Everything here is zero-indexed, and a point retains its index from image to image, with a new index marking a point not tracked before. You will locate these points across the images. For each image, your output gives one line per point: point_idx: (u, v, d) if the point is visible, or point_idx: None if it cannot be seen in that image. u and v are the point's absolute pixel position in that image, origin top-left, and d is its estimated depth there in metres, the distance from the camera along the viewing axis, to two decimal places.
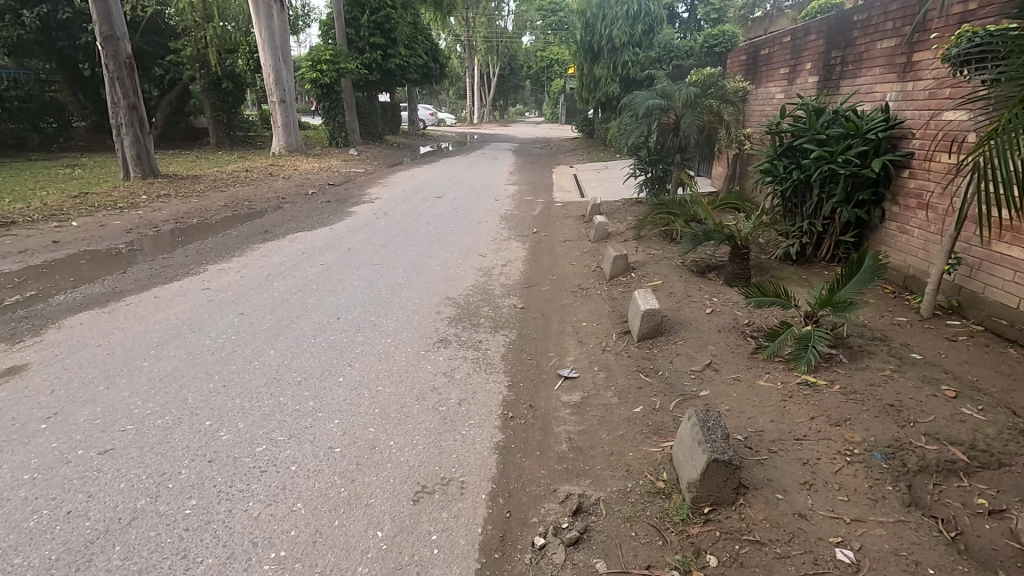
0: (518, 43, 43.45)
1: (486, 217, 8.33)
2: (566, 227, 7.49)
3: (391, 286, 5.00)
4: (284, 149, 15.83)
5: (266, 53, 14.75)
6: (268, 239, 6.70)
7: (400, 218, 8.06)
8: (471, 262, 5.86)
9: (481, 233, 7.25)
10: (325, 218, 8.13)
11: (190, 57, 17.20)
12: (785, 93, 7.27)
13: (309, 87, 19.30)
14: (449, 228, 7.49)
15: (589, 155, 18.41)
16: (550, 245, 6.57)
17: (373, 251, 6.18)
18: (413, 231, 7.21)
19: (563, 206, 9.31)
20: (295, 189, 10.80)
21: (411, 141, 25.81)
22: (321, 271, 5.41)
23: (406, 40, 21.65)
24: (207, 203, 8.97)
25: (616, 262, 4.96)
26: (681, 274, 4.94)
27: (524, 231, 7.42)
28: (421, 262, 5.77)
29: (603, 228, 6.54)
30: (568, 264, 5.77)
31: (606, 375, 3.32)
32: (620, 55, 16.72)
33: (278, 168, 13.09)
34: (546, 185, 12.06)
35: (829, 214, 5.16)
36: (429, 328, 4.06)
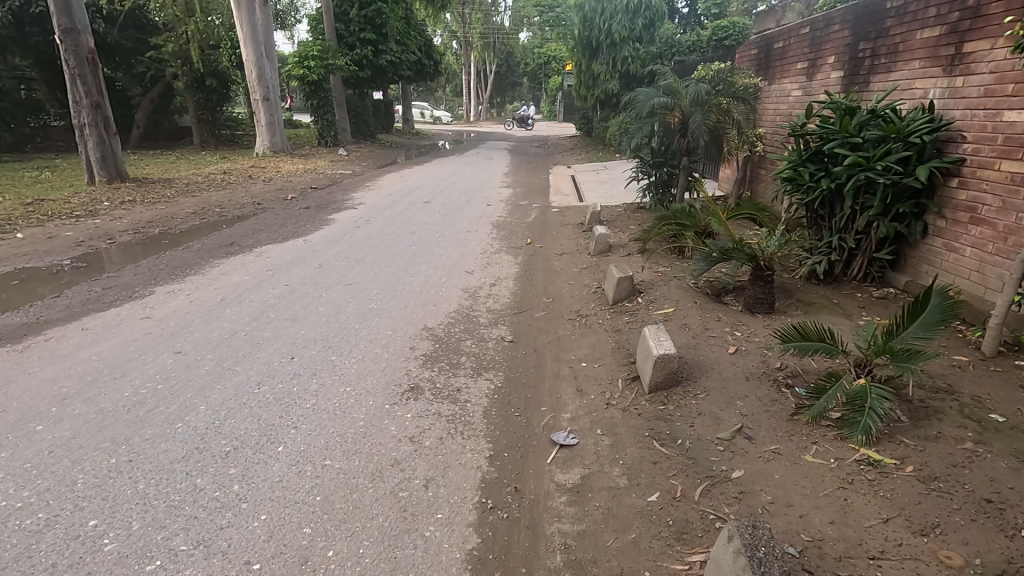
0: (514, 40, 42.75)
1: (476, 225, 7.69)
2: (563, 237, 6.85)
3: (361, 313, 4.34)
4: (268, 149, 15.11)
5: (249, 48, 14.06)
6: (232, 253, 6.05)
7: (382, 227, 7.40)
8: (456, 282, 5.20)
9: (469, 244, 6.60)
10: (301, 227, 7.47)
11: (171, 53, 16.52)
12: (803, 90, 6.63)
13: (297, 85, 18.62)
14: (435, 239, 6.82)
15: (587, 155, 17.77)
16: (544, 260, 5.91)
17: (347, 267, 5.52)
18: (395, 243, 6.55)
19: (560, 213, 8.67)
20: (274, 192, 10.14)
21: (404, 140, 25.12)
22: (284, 294, 4.75)
23: (398, 36, 20.96)
24: (174, 210, 8.30)
25: (619, 285, 4.31)
26: (695, 298, 4.29)
27: (517, 242, 6.78)
28: (399, 281, 5.11)
29: (604, 241, 5.89)
30: (564, 283, 5.12)
31: (610, 441, 2.67)
32: (619, 51, 16.06)
33: (260, 170, 12.43)
34: (542, 187, 11.41)
35: (863, 228, 4.52)
36: (398, 372, 3.40)
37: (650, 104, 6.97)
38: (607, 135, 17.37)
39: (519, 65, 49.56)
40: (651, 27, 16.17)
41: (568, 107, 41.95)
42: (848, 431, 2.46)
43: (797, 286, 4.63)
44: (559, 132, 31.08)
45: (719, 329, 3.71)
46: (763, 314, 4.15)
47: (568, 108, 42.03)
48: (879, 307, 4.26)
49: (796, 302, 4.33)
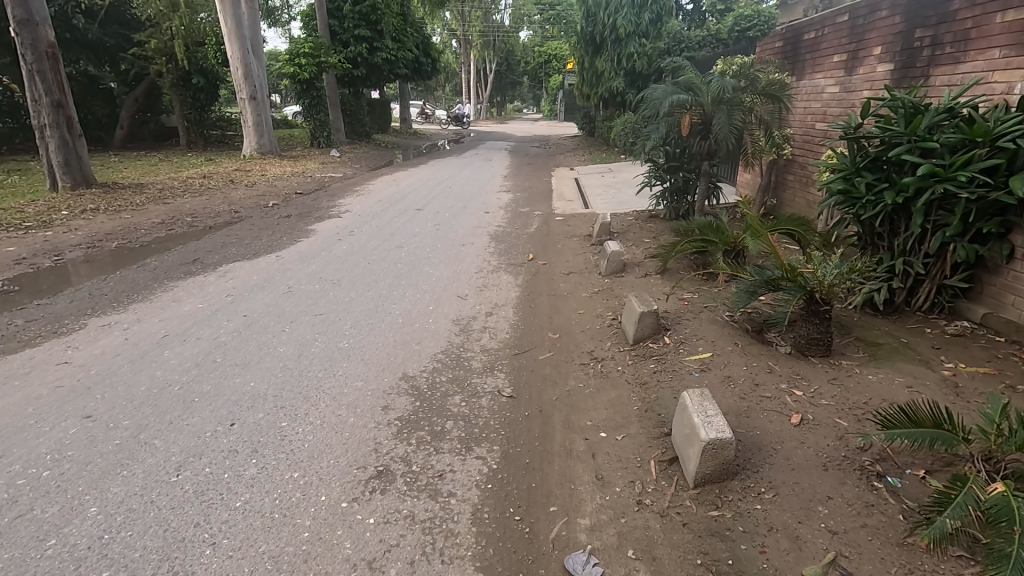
0: (515, 37, 41.95)
1: (472, 237, 6.94)
2: (569, 252, 6.09)
3: (328, 356, 3.58)
4: (256, 151, 14.31)
5: (233, 44, 13.25)
6: (192, 273, 5.29)
7: (366, 240, 6.64)
8: (444, 310, 4.44)
9: (463, 260, 5.85)
10: (277, 239, 6.72)
11: (155, 50, 15.77)
12: (841, 86, 5.85)
13: (288, 83, 17.85)
14: (425, 253, 6.07)
15: (590, 156, 16.99)
16: (549, 282, 5.15)
17: (321, 292, 4.76)
18: (380, 260, 5.79)
19: (564, 222, 7.91)
20: (255, 198, 9.39)
21: (402, 140, 24.33)
22: (239, 328, 3.99)
23: (394, 33, 20.17)
24: (140, 220, 7.53)
25: (642, 322, 3.55)
26: (733, 338, 3.54)
27: (518, 258, 6.02)
28: (378, 311, 4.35)
29: (618, 259, 5.13)
30: (573, 313, 4.36)
31: (649, 572, 1.92)
32: (625, 46, 15.29)
33: (244, 173, 11.68)
34: (544, 192, 10.66)
35: (935, 251, 3.73)
36: (364, 449, 2.65)
37: (667, 101, 6.18)
38: (612, 135, 16.59)
39: (520, 64, 48.72)
40: (658, 21, 15.07)
41: (569, 106, 41.22)
42: (996, 568, 1.67)
43: (852, 320, 3.87)
44: (562, 131, 30.32)
45: (771, 384, 2.95)
46: (819, 359, 3.39)
47: (570, 107, 41.27)
48: (958, 348, 3.48)
49: (854, 341, 3.57)
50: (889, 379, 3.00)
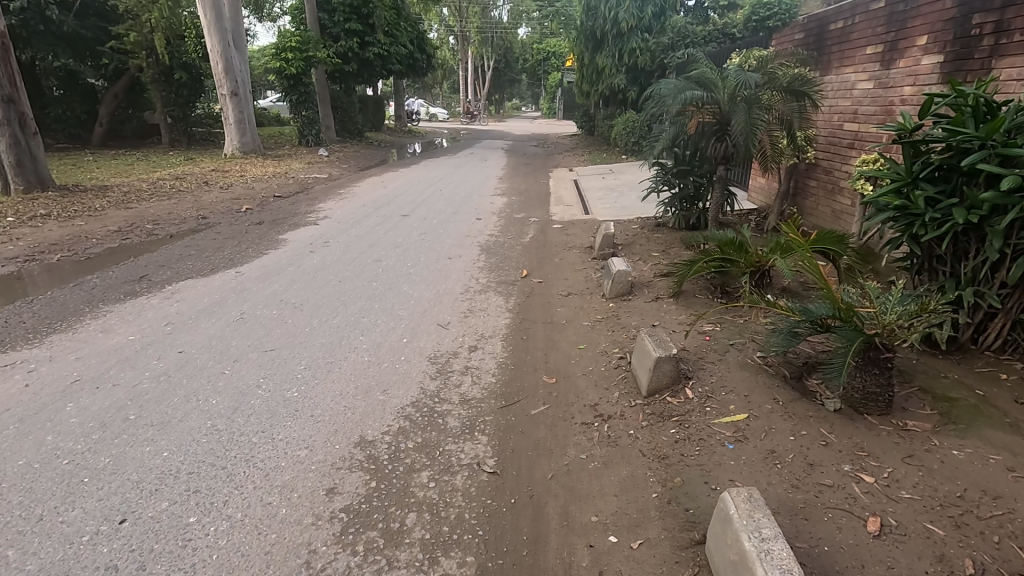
0: (513, 34, 41.19)
1: (459, 248, 6.26)
2: (568, 268, 5.42)
3: (269, 411, 2.90)
4: (238, 151, 13.58)
5: (213, 37, 12.51)
6: (134, 294, 4.59)
7: (341, 251, 5.96)
8: (419, 343, 3.76)
9: (449, 277, 5.17)
10: (242, 250, 6.03)
11: (134, 44, 15.03)
12: (877, 81, 5.17)
13: (275, 79, 17.12)
14: (405, 269, 5.39)
15: (590, 156, 16.34)
16: (544, 306, 4.47)
17: (277, 320, 4.07)
18: (352, 277, 5.11)
19: (562, 230, 7.24)
20: (228, 202, 8.69)
21: (395, 139, 23.61)
22: (167, 370, 3.29)
23: (387, 27, 19.44)
24: (94, 227, 6.81)
25: (658, 369, 2.88)
26: (771, 390, 2.88)
27: (510, 274, 5.35)
28: (341, 345, 3.67)
29: (625, 280, 4.45)
30: (572, 348, 3.70)
31: None
32: (626, 42, 14.61)
33: (221, 174, 10.98)
34: (541, 196, 9.98)
35: (1014, 281, 3.05)
36: (290, 563, 1.97)
37: (678, 98, 5.50)
38: (613, 135, 15.94)
39: (518, 62, 48.03)
40: (660, 16, 14.47)
41: (568, 104, 40.60)
42: None
43: (909, 363, 3.20)
44: (561, 130, 29.62)
45: (829, 464, 2.28)
46: (879, 419, 2.72)
47: (569, 105, 40.61)
48: None
49: (918, 393, 2.90)
50: (979, 455, 2.33)
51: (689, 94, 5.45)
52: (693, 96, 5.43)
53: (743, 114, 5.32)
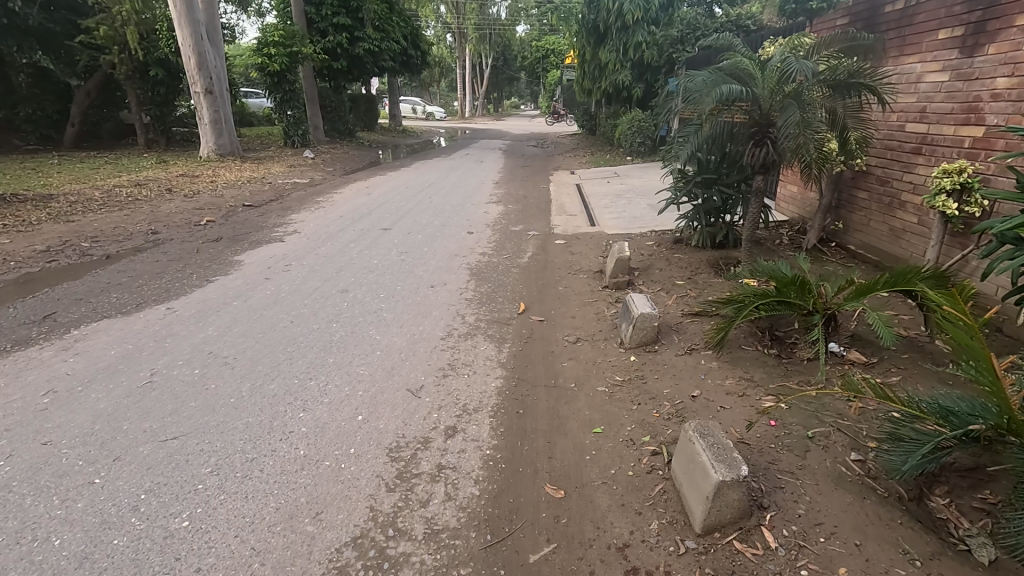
0: (512, 31, 40.11)
1: (443, 271, 5.29)
2: (574, 301, 4.47)
3: (133, 563, 1.93)
4: (213, 153, 12.55)
5: (183, 29, 11.48)
6: (25, 344, 3.61)
7: (303, 278, 4.98)
8: (378, 423, 2.80)
9: (428, 315, 4.20)
10: (186, 276, 5.05)
11: (105, 38, 14.01)
12: (955, 72, 4.21)
13: (258, 76, 16.11)
14: (374, 303, 4.41)
15: (592, 157, 15.40)
16: (546, 360, 3.51)
17: (195, 386, 3.10)
18: (308, 316, 4.13)
19: (566, 247, 6.28)
20: (189, 212, 7.69)
21: (388, 139, 22.57)
22: (11, 479, 2.31)
23: (378, 21, 18.41)
24: (19, 246, 5.82)
25: (721, 501, 1.92)
26: (890, 531, 1.91)
27: (505, 310, 4.38)
28: (271, 431, 2.70)
29: (651, 326, 3.48)
30: (584, 429, 2.74)
31: None
32: (632, 35, 13.59)
33: (190, 179, 9.99)
34: (542, 203, 9.01)
35: None
36: None
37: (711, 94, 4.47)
38: (616, 134, 14.99)
39: (516, 59, 46.96)
40: (668, 7, 13.47)
41: (567, 102, 39.74)
42: None
43: None
44: (561, 130, 28.63)
45: None
46: None
47: (568, 103, 39.64)
48: None
49: None
50: None
51: (725, 89, 4.40)
52: (731, 92, 4.39)
53: (793, 113, 4.28)
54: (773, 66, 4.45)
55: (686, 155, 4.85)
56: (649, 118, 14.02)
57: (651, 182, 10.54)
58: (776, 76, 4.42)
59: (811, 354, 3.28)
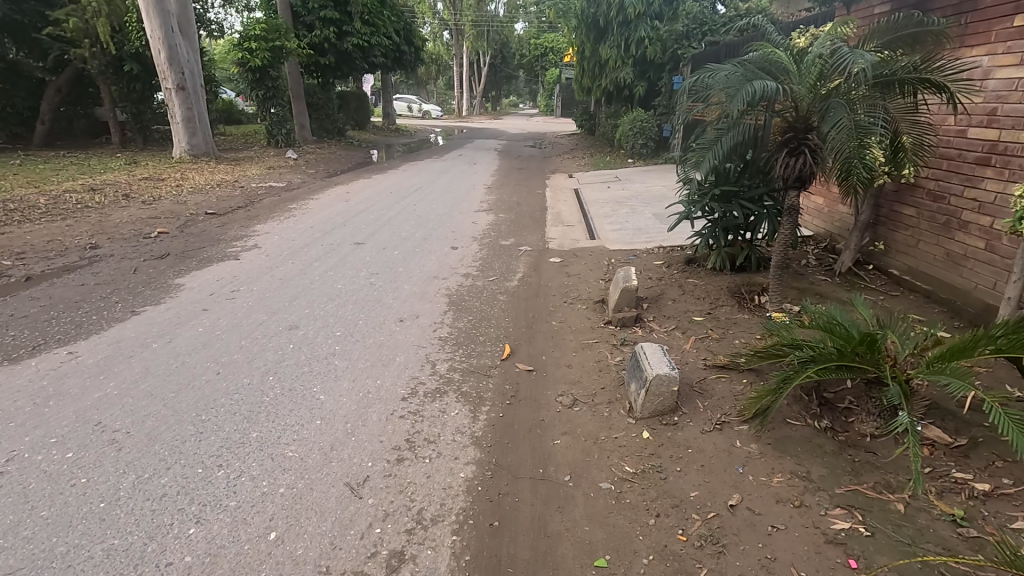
0: (510, 28, 39.22)
1: (416, 300, 4.49)
2: (570, 343, 3.69)
3: None
4: (186, 153, 11.69)
5: (151, 21, 10.64)
6: None
7: (248, 309, 4.18)
8: (294, 546, 2.02)
9: (389, 363, 3.41)
10: (109, 306, 4.23)
11: (74, 30, 13.15)
12: None
13: (239, 72, 15.27)
14: (325, 345, 3.61)
15: (591, 159, 14.62)
16: (532, 434, 2.71)
17: (57, 481, 2.30)
18: (240, 364, 3.33)
19: (562, 266, 5.50)
20: (141, 223, 6.86)
21: (380, 138, 21.75)
22: None
23: (368, 15, 17.57)
24: None
25: None
26: None
27: (486, 354, 3.59)
28: (138, 566, 1.91)
29: (669, 391, 2.69)
30: (580, 561, 1.95)
31: None
32: (634, 30, 12.79)
33: (153, 183, 9.16)
34: (536, 212, 8.23)
35: None
36: None
37: (740, 91, 3.63)
38: (617, 135, 14.19)
39: (514, 57, 46.15)
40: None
41: (565, 101, 39.05)
42: None
43: None
44: (560, 129, 27.82)
45: None
46: None
47: (567, 102, 38.88)
48: None
49: None
50: None
51: (758, 85, 3.57)
52: (766, 88, 3.56)
53: (842, 114, 3.48)
54: (814, 55, 3.64)
55: (707, 165, 4.02)
56: (652, 118, 13.26)
57: (655, 189, 9.76)
58: (818, 68, 3.61)
59: (876, 430, 2.57)
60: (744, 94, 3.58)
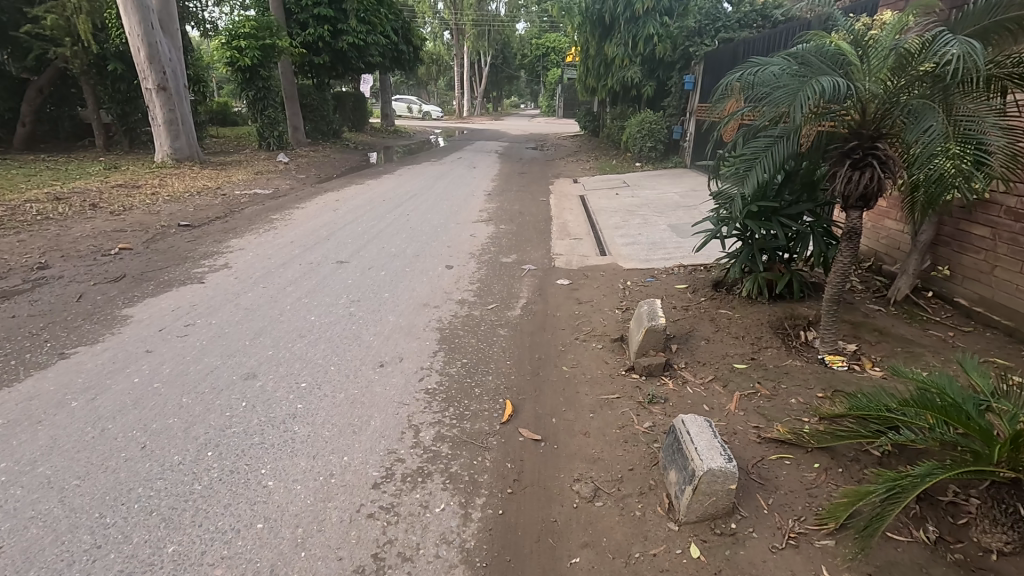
0: (511, 28, 38.59)
1: (401, 336, 3.82)
2: (586, 399, 3.02)
3: None
4: (168, 157, 11.04)
5: (129, 17, 9.98)
6: None
7: (200, 349, 3.50)
8: None
9: (361, 429, 2.73)
10: (35, 346, 3.55)
11: (53, 28, 12.48)
12: None
13: (229, 71, 14.62)
14: (284, 404, 2.94)
15: (596, 162, 13.97)
16: (541, 548, 2.05)
17: None
18: (173, 432, 2.65)
19: (571, 290, 4.83)
20: (103, 237, 6.19)
21: (377, 140, 21.10)
22: None
23: (363, 12, 16.89)
24: None
25: None
26: None
27: (482, 413, 2.92)
28: None
29: (725, 491, 2.02)
30: None
31: None
32: (642, 26, 12.12)
33: (127, 190, 8.50)
34: (541, 223, 7.57)
35: None
36: None
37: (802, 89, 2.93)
38: (624, 137, 13.52)
39: (515, 57, 45.56)
40: None
41: (567, 101, 38.49)
42: None
43: None
44: (563, 130, 27.16)
45: None
46: None
47: (569, 101, 38.25)
48: None
49: None
50: None
51: (826, 82, 2.88)
52: (835, 87, 2.87)
53: (935, 120, 2.76)
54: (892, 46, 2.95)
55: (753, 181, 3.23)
56: (661, 120, 12.59)
57: (666, 196, 9.09)
58: (899, 62, 2.92)
59: (1005, 546, 1.86)
60: (808, 92, 2.88)
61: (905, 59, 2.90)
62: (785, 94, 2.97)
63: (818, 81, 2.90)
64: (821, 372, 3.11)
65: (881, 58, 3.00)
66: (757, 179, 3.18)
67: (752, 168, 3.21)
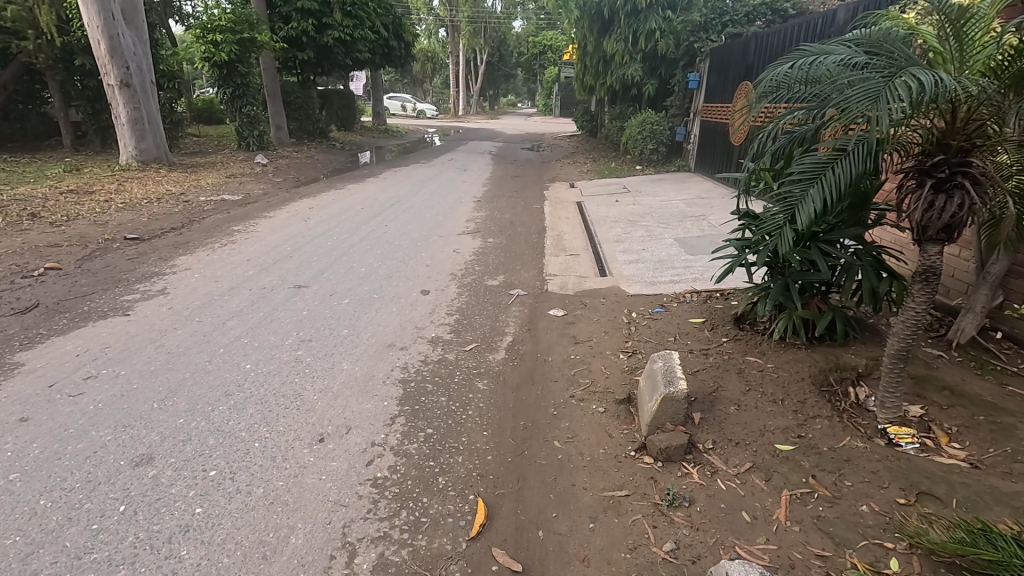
0: (508, 25, 37.82)
1: (354, 393, 3.07)
2: (587, 497, 2.28)
3: None
4: (133, 159, 10.23)
5: (86, 7, 9.17)
6: None
7: (91, 417, 2.73)
8: None
9: (274, 554, 1.99)
10: None
11: (12, 20, 11.64)
12: None
13: (206, 67, 13.79)
14: (178, 507, 2.18)
15: (595, 164, 13.24)
16: None
17: None
18: (5, 567, 1.88)
19: (567, 324, 4.09)
20: (30, 254, 5.39)
21: (366, 139, 20.27)
22: None
23: (350, 6, 16.06)
24: None
25: None
26: None
27: (444, 521, 2.18)
28: None
29: None
30: None
31: None
32: (644, 21, 11.38)
33: (77, 197, 7.69)
34: (533, 235, 6.82)
35: None
36: None
37: (890, 85, 2.17)
38: (624, 138, 12.77)
39: (512, 55, 44.83)
40: None
41: (563, 100, 37.76)
42: None
43: None
44: (561, 130, 26.42)
45: None
46: None
47: (567, 100, 37.53)
48: None
49: None
50: None
51: (925, 78, 2.12)
52: (935, 85, 2.10)
53: None
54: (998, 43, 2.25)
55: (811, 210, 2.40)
56: (663, 120, 11.86)
57: (671, 204, 8.35)
58: (1006, 58, 2.23)
59: None
60: (900, 89, 2.12)
61: (1014, 53, 2.21)
62: (864, 93, 2.20)
63: (912, 77, 2.15)
64: (891, 459, 2.36)
65: (980, 52, 2.32)
66: (814, 206, 2.38)
67: (807, 191, 2.42)
